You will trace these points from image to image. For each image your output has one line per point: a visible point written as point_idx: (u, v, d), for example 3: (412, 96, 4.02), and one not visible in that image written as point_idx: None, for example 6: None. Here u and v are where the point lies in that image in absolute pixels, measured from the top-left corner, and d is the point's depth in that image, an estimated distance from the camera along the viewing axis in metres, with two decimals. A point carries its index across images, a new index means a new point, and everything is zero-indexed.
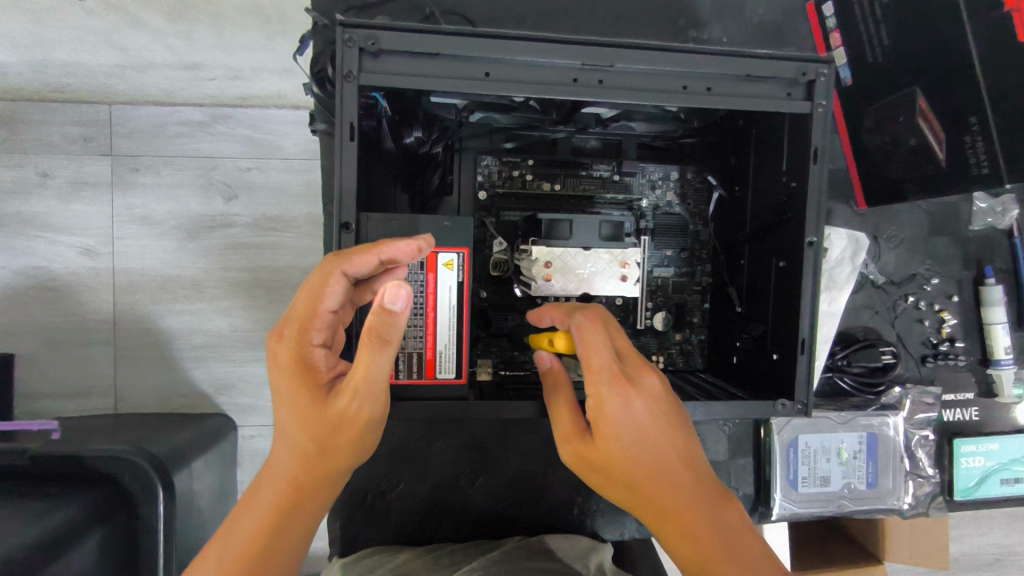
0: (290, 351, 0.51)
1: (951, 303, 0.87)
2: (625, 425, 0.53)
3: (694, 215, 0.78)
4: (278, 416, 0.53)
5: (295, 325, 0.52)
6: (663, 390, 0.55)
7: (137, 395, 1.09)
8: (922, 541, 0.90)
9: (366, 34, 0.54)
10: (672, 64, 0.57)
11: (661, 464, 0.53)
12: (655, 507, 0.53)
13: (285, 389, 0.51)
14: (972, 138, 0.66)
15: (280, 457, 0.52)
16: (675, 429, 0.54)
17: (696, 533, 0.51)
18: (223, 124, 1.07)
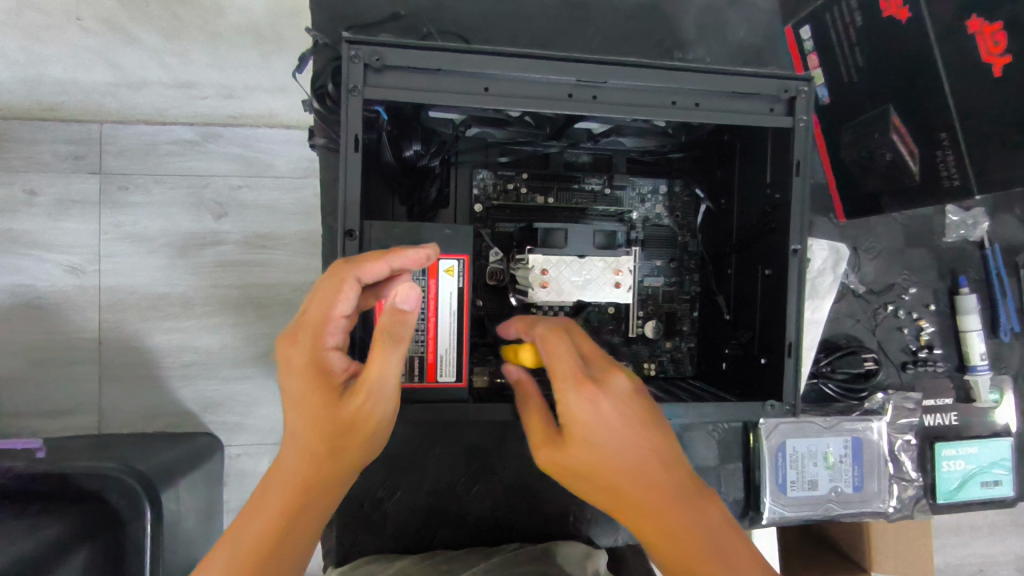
0: (306, 354, 0.53)
1: (929, 312, 0.91)
2: (596, 426, 0.53)
3: (682, 226, 0.80)
4: (289, 420, 0.54)
5: (310, 328, 0.53)
6: (632, 389, 0.56)
7: (126, 414, 1.06)
8: (905, 545, 0.91)
9: (371, 49, 0.56)
10: (661, 81, 0.60)
11: (634, 464, 0.53)
12: (635, 510, 0.53)
13: (299, 391, 0.53)
14: (944, 152, 0.69)
15: (289, 459, 0.53)
16: (647, 428, 0.54)
17: (679, 533, 0.52)
18: (213, 142, 1.06)
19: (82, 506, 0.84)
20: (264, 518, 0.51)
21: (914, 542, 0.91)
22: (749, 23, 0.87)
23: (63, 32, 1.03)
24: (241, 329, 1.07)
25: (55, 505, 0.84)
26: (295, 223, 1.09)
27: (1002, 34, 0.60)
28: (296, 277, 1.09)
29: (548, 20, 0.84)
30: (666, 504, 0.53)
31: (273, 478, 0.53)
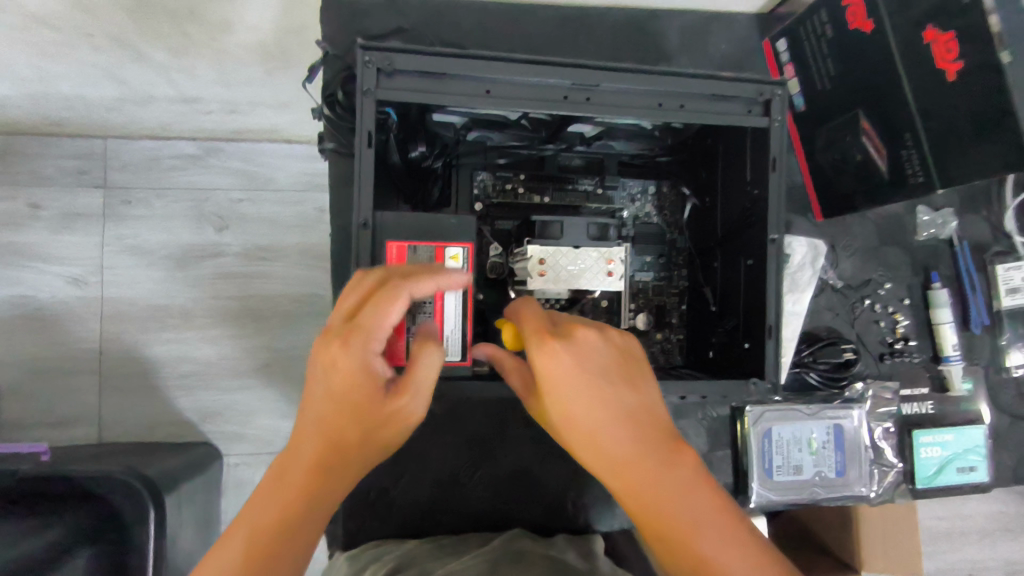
0: (359, 359, 0.56)
1: (903, 306, 0.96)
2: (560, 378, 0.55)
3: (671, 224, 0.86)
4: (324, 415, 0.57)
5: (365, 333, 0.56)
6: (599, 344, 0.57)
7: (141, 390, 1.33)
8: (893, 533, 0.94)
9: (383, 55, 0.61)
10: (647, 85, 0.65)
11: (599, 418, 0.55)
12: (598, 456, 0.55)
13: (345, 390, 0.57)
14: (908, 149, 0.75)
15: (314, 444, 0.57)
16: (612, 379, 0.56)
17: (640, 480, 0.53)
18: (213, 156, 1.35)
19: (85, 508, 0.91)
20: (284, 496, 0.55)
21: (902, 541, 0.94)
22: (729, 36, 0.94)
23: (69, 52, 0.98)
24: (239, 339, 1.35)
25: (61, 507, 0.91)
26: (289, 236, 1.38)
27: (953, 43, 0.65)
28: (291, 289, 1.38)
29: (541, 35, 0.90)
30: (629, 451, 0.54)
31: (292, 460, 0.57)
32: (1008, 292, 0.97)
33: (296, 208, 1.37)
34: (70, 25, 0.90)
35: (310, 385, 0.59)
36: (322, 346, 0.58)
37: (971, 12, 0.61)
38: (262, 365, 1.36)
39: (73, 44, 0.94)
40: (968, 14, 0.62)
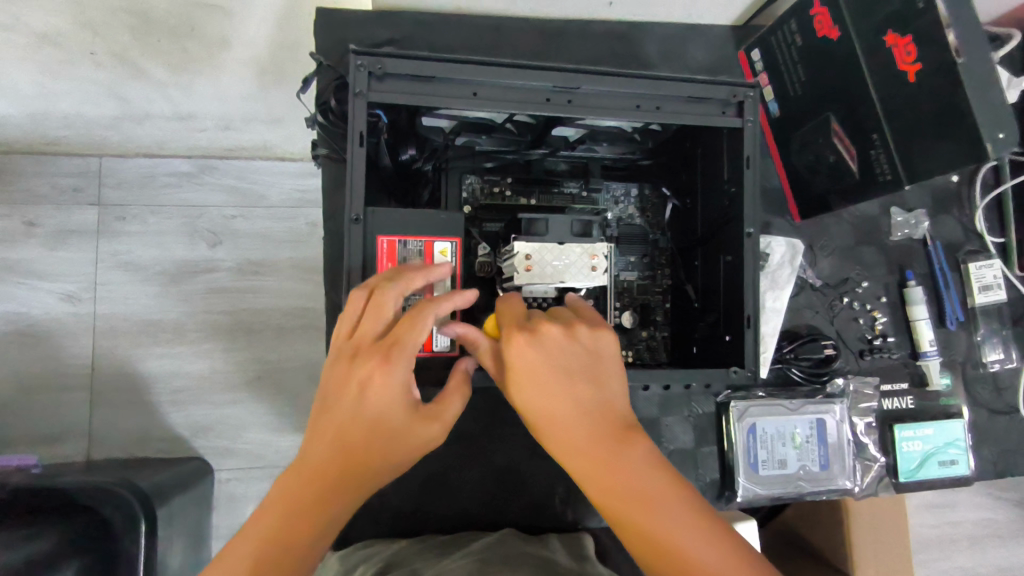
0: (398, 382, 0.58)
1: (881, 304, 0.99)
2: (522, 371, 0.57)
3: (653, 225, 0.89)
4: (354, 433, 0.58)
5: (405, 353, 0.59)
6: (567, 338, 0.58)
7: (135, 405, 1.33)
8: (883, 526, 0.96)
9: (374, 59, 0.65)
10: (626, 86, 0.69)
11: (559, 409, 0.56)
12: (562, 448, 0.56)
13: (381, 410, 0.58)
14: (876, 150, 0.78)
15: (330, 458, 0.57)
16: (576, 373, 0.57)
17: (600, 472, 0.53)
18: (208, 174, 1.37)
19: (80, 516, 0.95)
20: (292, 511, 0.55)
21: (891, 546, 0.96)
22: (706, 48, 0.98)
23: (75, 66, 1.02)
24: (231, 352, 1.35)
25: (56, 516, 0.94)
26: (283, 251, 1.39)
27: (913, 46, 0.70)
28: (282, 302, 1.38)
29: (527, 47, 0.94)
30: (589, 442, 0.55)
31: (304, 475, 0.57)
32: (981, 290, 1.00)
33: (289, 225, 1.39)
34: None
35: (334, 402, 0.59)
36: (355, 367, 0.59)
37: (928, 13, 0.67)
38: (254, 378, 1.36)
39: (78, 59, 0.98)
40: (924, 16, 0.68)
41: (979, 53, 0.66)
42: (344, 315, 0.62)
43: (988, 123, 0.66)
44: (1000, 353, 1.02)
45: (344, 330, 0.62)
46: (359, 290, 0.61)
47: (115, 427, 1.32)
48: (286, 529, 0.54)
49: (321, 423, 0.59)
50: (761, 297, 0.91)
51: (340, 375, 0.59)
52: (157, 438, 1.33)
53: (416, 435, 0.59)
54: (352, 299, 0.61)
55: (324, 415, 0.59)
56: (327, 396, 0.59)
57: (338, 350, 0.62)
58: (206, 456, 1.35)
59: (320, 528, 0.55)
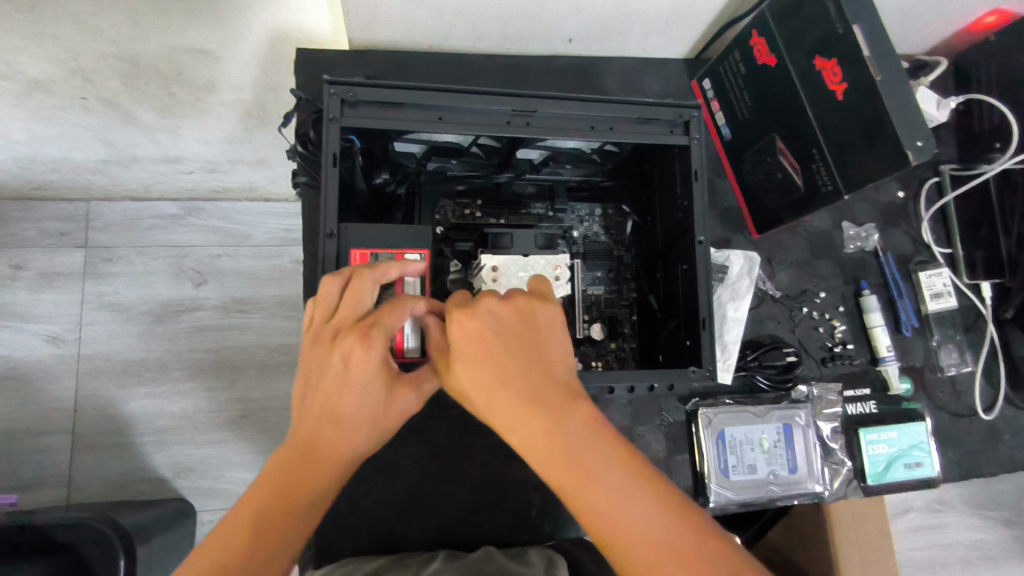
0: (378, 357, 0.62)
1: (839, 312, 1.04)
2: (464, 345, 0.59)
3: (617, 242, 0.94)
4: (338, 408, 0.62)
5: (385, 331, 0.63)
6: (505, 309, 0.61)
7: (117, 432, 1.43)
8: (865, 524, 0.99)
9: (346, 87, 0.71)
10: (580, 109, 0.75)
11: (495, 379, 0.58)
12: (501, 418, 0.57)
13: (363, 384, 0.62)
14: (817, 164, 0.85)
15: (312, 431, 0.62)
16: (513, 345, 0.59)
17: (538, 439, 0.55)
18: (195, 215, 1.52)
19: (56, 555, 0.98)
20: (275, 491, 0.59)
21: (874, 540, 0.99)
22: (662, 80, 1.05)
23: (62, 120, 1.09)
24: (212, 392, 1.46)
25: (32, 556, 0.97)
26: (268, 290, 1.54)
27: (837, 68, 0.77)
28: (265, 337, 1.51)
29: (494, 82, 1.00)
30: (526, 410, 0.56)
31: (288, 459, 0.61)
32: (932, 297, 1.05)
33: (271, 262, 1.54)
34: (65, 90, 0.99)
35: (318, 381, 0.62)
36: (337, 345, 0.62)
37: (846, 38, 0.75)
38: (238, 417, 1.47)
39: (65, 105, 1.04)
40: (844, 40, 0.75)
41: (890, 70, 0.74)
42: (320, 302, 0.65)
43: (906, 131, 0.72)
44: (955, 358, 1.07)
45: (320, 314, 0.65)
46: (334, 277, 0.65)
47: (102, 467, 1.42)
48: (273, 508, 0.58)
49: (307, 403, 0.63)
50: (723, 307, 0.96)
51: (322, 356, 0.63)
52: (140, 479, 1.42)
53: (394, 404, 0.64)
54: (328, 286, 0.65)
55: (310, 394, 0.63)
56: (311, 375, 0.63)
57: (315, 334, 0.65)
58: (188, 495, 1.43)
59: (308, 501, 0.60)
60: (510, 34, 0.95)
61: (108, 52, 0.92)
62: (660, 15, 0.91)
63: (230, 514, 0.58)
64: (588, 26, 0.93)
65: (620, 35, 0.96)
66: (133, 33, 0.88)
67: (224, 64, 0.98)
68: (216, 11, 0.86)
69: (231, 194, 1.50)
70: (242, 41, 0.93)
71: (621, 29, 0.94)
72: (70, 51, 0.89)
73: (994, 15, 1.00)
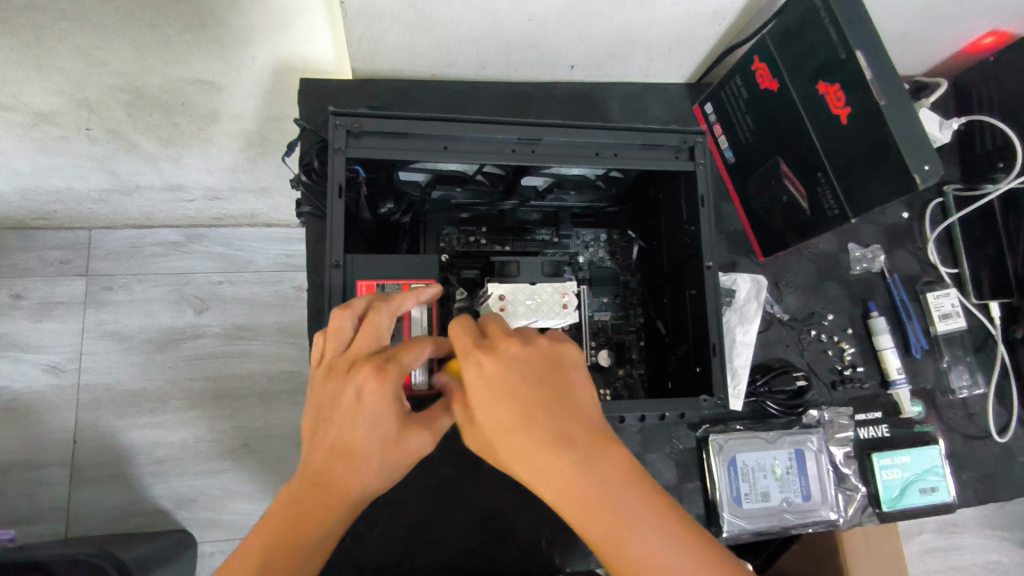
0: (391, 392, 0.61)
1: (847, 335, 1.03)
2: (484, 384, 0.60)
3: (623, 267, 0.93)
4: (350, 442, 0.60)
5: (400, 366, 0.61)
6: (527, 348, 0.62)
7: (117, 463, 1.41)
8: (874, 538, 1.01)
9: (351, 119, 0.71)
10: (586, 137, 0.76)
11: (513, 416, 0.58)
12: (525, 460, 0.57)
13: (376, 418, 0.61)
14: (823, 187, 0.85)
15: (321, 466, 0.60)
16: (532, 381, 0.60)
17: (564, 481, 0.55)
18: (197, 242, 1.52)
19: None
20: (284, 530, 0.58)
21: (883, 548, 1.02)
22: (665, 105, 1.05)
23: (65, 151, 1.09)
24: (213, 421, 1.45)
25: None
26: (269, 316, 1.53)
27: (842, 93, 0.77)
28: (266, 364, 1.50)
29: (496, 109, 1.01)
30: (552, 454, 0.55)
31: (298, 497, 0.59)
32: (941, 318, 1.04)
33: (272, 287, 1.53)
34: (70, 121, 1.00)
35: (331, 414, 0.61)
36: (350, 377, 0.61)
37: (850, 63, 0.75)
38: (239, 446, 1.45)
39: (70, 137, 1.05)
40: (847, 66, 0.75)
41: (899, 94, 0.73)
42: (333, 334, 0.64)
43: (913, 153, 0.72)
44: (966, 379, 1.05)
45: (333, 346, 0.65)
46: (348, 310, 0.64)
47: (100, 499, 1.40)
48: (283, 554, 0.56)
49: (318, 437, 0.62)
50: (731, 332, 0.95)
51: (335, 387, 0.62)
52: (140, 511, 1.40)
53: (407, 441, 0.62)
54: (340, 319, 0.64)
55: (321, 427, 0.62)
56: (323, 408, 0.62)
57: (329, 367, 0.64)
58: (189, 527, 1.41)
59: (312, 544, 0.58)
60: (512, 61, 0.95)
61: (113, 85, 0.92)
62: (662, 42, 0.92)
63: (239, 553, 0.57)
64: (589, 53, 0.94)
65: (621, 61, 0.97)
66: (137, 64, 0.88)
67: (227, 94, 0.99)
68: (221, 44, 0.87)
69: (233, 220, 1.50)
70: (246, 72, 0.94)
71: (623, 55, 0.95)
72: (73, 82, 0.90)
73: (992, 37, 1.00)
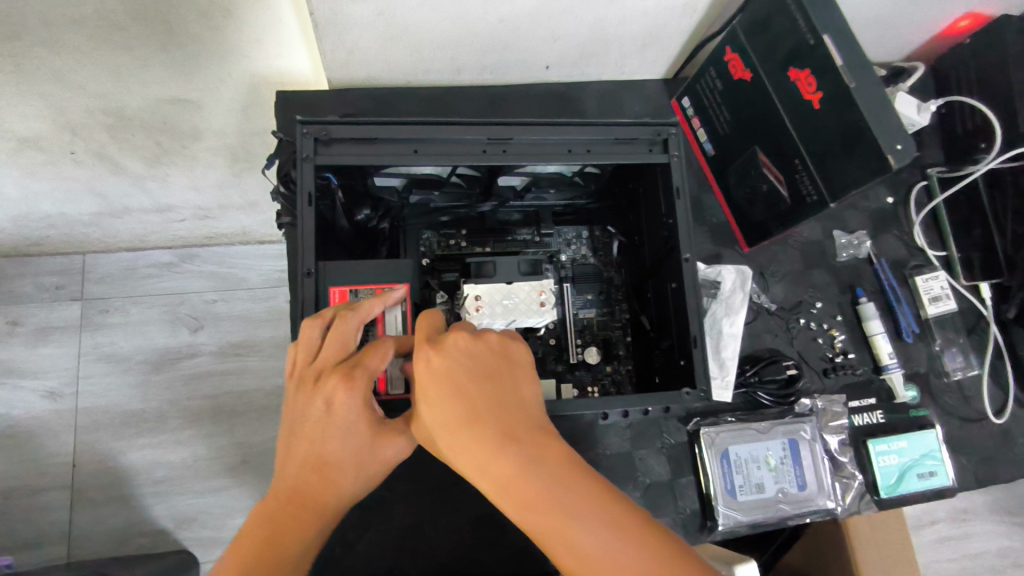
0: (360, 400, 0.61)
1: (837, 322, 1.02)
2: (432, 384, 0.60)
3: (605, 263, 0.93)
4: (323, 455, 0.60)
5: (368, 372, 0.62)
6: (475, 346, 0.62)
7: (117, 486, 1.41)
8: (885, 524, 1.00)
9: (318, 127, 0.72)
10: (558, 134, 0.76)
11: (457, 414, 0.58)
12: (469, 458, 0.57)
13: (347, 427, 0.61)
14: (800, 173, 0.84)
15: (291, 478, 0.60)
16: (477, 380, 0.60)
17: (507, 477, 0.55)
18: (190, 261, 1.52)
19: None
20: (265, 543, 0.58)
21: (893, 534, 1.00)
22: (643, 101, 1.06)
23: (50, 176, 1.10)
24: (211, 440, 1.45)
25: None
26: (263, 332, 1.53)
27: (812, 78, 0.77)
28: (262, 380, 1.50)
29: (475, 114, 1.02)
30: (499, 448, 0.56)
31: (270, 513, 0.60)
32: (931, 301, 1.04)
33: (265, 303, 1.53)
34: (54, 145, 1.00)
35: (302, 427, 0.61)
36: (319, 388, 0.61)
37: (819, 48, 0.75)
38: (239, 464, 1.45)
39: (55, 160, 1.05)
40: (816, 51, 0.75)
41: (867, 78, 0.73)
42: (301, 345, 0.64)
43: (884, 135, 0.72)
44: (960, 362, 1.04)
45: (302, 358, 0.64)
46: (315, 320, 0.64)
47: (102, 522, 1.39)
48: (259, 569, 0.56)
49: (290, 453, 0.62)
50: (718, 324, 0.94)
51: (304, 401, 0.62)
52: (142, 531, 1.40)
53: (381, 450, 0.62)
54: (308, 330, 0.64)
55: (293, 441, 0.62)
56: (294, 421, 0.62)
57: (298, 379, 0.64)
58: (190, 547, 1.40)
59: (293, 558, 0.58)
60: (487, 64, 0.95)
61: (94, 106, 0.92)
62: (635, 37, 0.91)
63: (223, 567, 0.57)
64: (563, 53, 0.94)
65: (595, 59, 0.97)
66: (115, 84, 0.88)
67: (207, 111, 0.99)
68: (197, 60, 0.87)
69: (225, 239, 1.50)
70: (226, 85, 0.94)
71: (596, 53, 0.95)
72: (54, 106, 0.90)
73: (969, 19, 1.00)
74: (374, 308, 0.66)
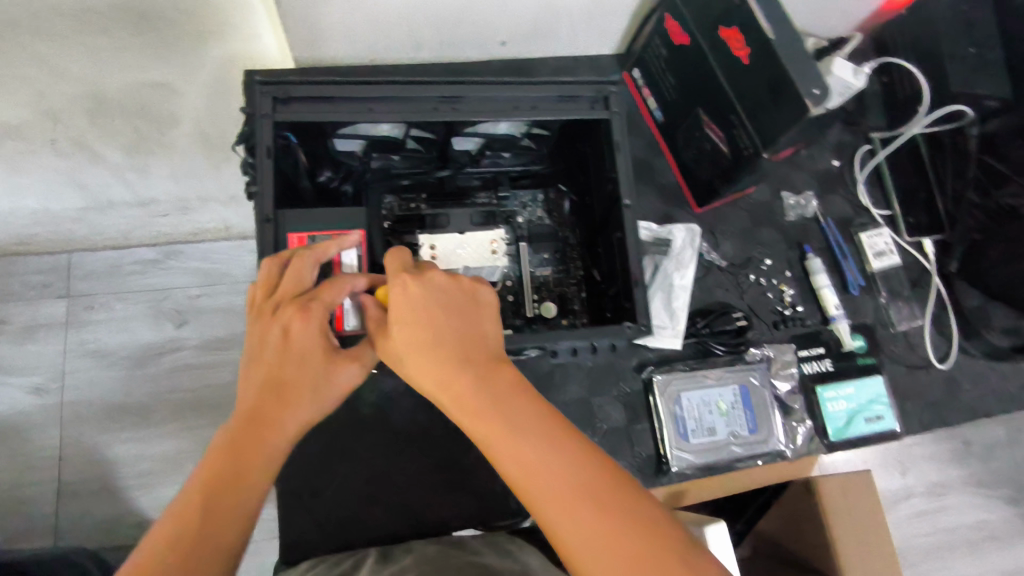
0: (315, 328, 0.66)
1: (787, 278, 1.07)
2: (405, 310, 0.63)
3: (560, 224, 0.98)
4: (280, 378, 0.64)
5: (324, 304, 0.67)
6: (448, 281, 0.65)
7: (104, 477, 1.44)
8: (855, 488, 0.98)
9: (276, 87, 0.76)
10: (504, 93, 0.81)
11: (423, 339, 0.62)
12: (430, 377, 0.61)
13: (303, 353, 0.65)
14: (735, 127, 0.89)
15: (251, 399, 0.64)
16: (446, 310, 0.64)
17: (462, 394, 0.60)
18: (174, 259, 1.55)
19: None
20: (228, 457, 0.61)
21: (864, 497, 0.98)
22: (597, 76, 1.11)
23: (33, 168, 1.14)
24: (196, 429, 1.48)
25: None
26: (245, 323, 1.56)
27: (739, 36, 0.83)
28: None
29: None
30: (457, 370, 0.60)
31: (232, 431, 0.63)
32: (876, 256, 1.09)
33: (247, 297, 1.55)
34: (36, 134, 1.05)
35: (260, 353, 0.65)
36: (276, 316, 0.66)
37: (741, 8, 0.81)
38: None
39: (37, 150, 1.09)
40: (740, 10, 0.81)
41: (785, 32, 0.79)
42: (262, 282, 0.69)
43: (803, 80, 0.77)
44: (905, 314, 1.09)
45: (261, 292, 0.69)
46: (274, 259, 0.70)
47: (90, 514, 1.42)
48: (223, 480, 0.59)
49: (250, 377, 0.65)
50: (669, 277, 1.00)
51: (261, 329, 0.66)
52: (129, 521, 1.42)
53: (334, 375, 0.67)
54: (268, 266, 0.69)
55: (252, 366, 0.65)
56: (252, 348, 0.66)
57: (256, 310, 0.68)
58: None
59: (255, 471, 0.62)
60: (447, 41, 1.00)
61: (73, 92, 0.97)
62: (585, 11, 0.96)
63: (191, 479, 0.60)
64: (517, 28, 0.99)
65: (549, 34, 1.02)
66: (93, 69, 0.93)
67: (183, 97, 1.04)
68: (174, 46, 0.91)
69: (207, 234, 1.54)
70: (200, 69, 0.98)
71: (548, 28, 1.00)
72: (36, 92, 0.95)
73: None
74: (332, 249, 0.71)
